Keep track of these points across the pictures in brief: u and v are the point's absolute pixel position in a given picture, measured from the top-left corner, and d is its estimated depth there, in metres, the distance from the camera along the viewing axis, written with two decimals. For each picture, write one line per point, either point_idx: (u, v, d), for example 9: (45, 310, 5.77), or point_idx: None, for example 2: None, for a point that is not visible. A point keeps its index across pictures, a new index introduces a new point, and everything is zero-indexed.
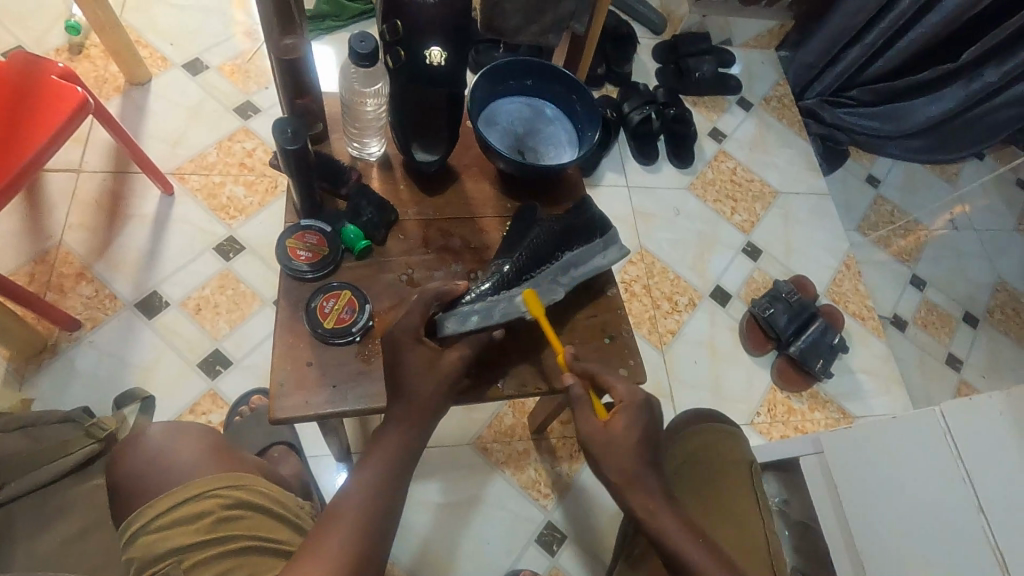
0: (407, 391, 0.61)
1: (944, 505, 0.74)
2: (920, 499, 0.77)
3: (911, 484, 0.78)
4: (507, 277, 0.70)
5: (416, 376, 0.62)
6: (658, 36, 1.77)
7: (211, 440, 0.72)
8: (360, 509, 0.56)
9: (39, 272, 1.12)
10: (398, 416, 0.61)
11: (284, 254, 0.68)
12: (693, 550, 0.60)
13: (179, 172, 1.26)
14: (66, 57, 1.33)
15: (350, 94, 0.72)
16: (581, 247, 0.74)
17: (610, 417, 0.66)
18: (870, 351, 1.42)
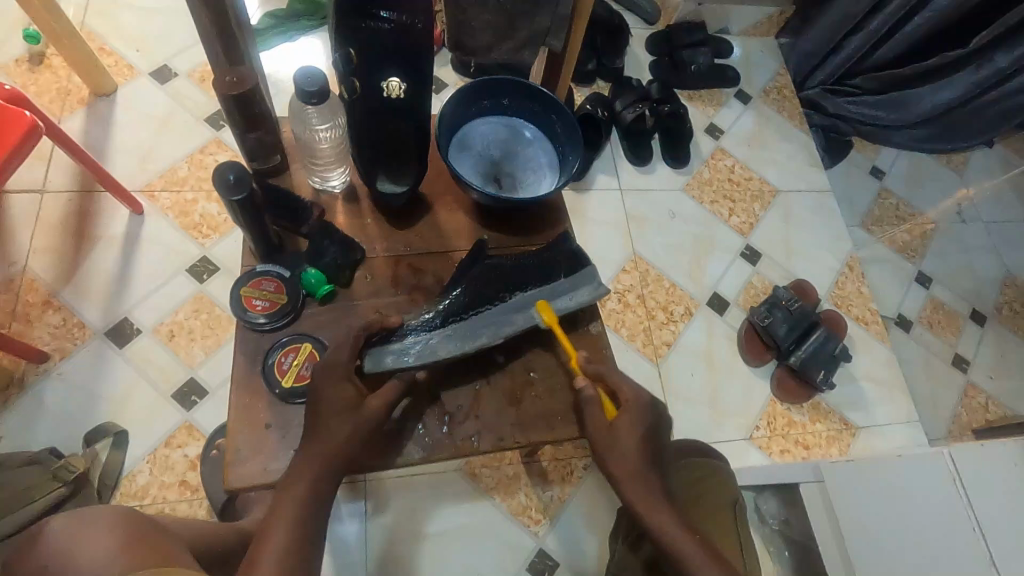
0: (321, 435, 0.57)
1: None
2: None
3: None
4: (448, 312, 0.66)
5: (331, 419, 0.57)
6: (651, 26, 1.69)
7: (127, 522, 0.59)
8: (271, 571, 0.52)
9: (3, 301, 1.06)
10: (307, 463, 0.56)
11: (239, 304, 0.63)
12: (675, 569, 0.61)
13: (149, 189, 1.20)
14: (26, 68, 1.26)
15: (303, 130, 0.66)
16: (539, 288, 0.69)
17: (616, 417, 0.66)
18: (873, 357, 1.37)
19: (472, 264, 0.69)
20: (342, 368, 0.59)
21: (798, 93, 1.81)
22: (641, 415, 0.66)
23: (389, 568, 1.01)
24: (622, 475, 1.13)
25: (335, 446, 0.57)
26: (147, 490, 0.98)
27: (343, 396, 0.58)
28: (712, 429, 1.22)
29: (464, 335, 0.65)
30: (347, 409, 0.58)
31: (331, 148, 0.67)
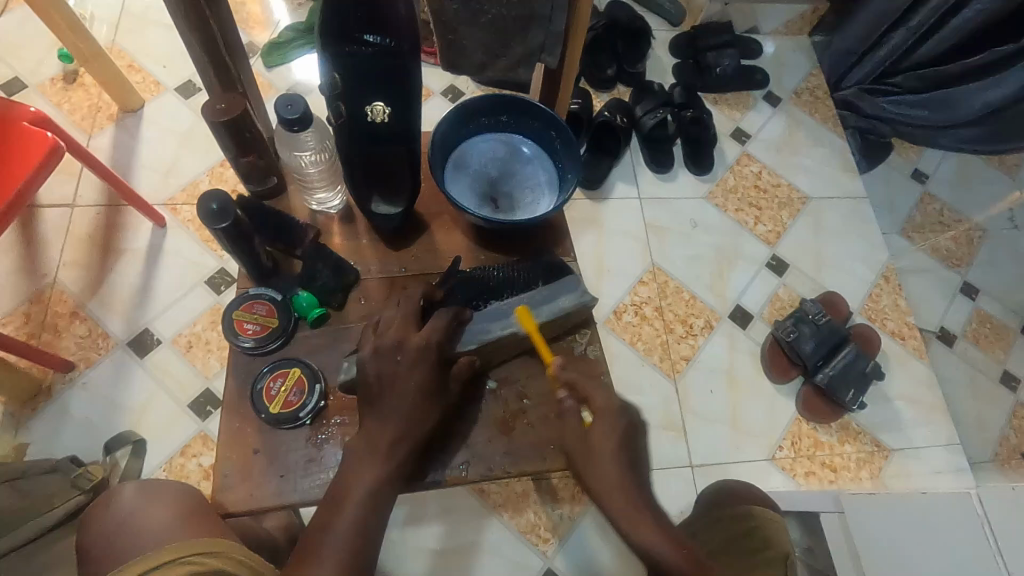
0: (402, 414, 0.57)
1: None
2: None
3: None
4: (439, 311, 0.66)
5: (412, 398, 0.58)
6: (676, 28, 1.64)
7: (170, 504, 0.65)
8: (343, 543, 0.51)
9: (34, 312, 1.11)
10: (374, 432, 0.56)
11: (231, 328, 0.63)
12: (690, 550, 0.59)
13: (172, 202, 1.23)
14: (61, 87, 1.31)
15: (289, 158, 0.65)
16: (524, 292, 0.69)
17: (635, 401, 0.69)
18: (910, 375, 1.29)
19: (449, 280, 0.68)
20: (433, 353, 0.60)
21: (834, 94, 1.72)
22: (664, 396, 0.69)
23: None
24: None
25: (411, 427, 0.57)
26: None
27: (429, 378, 0.59)
28: (731, 449, 1.17)
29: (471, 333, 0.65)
30: (426, 393, 0.59)
31: (319, 173, 0.67)
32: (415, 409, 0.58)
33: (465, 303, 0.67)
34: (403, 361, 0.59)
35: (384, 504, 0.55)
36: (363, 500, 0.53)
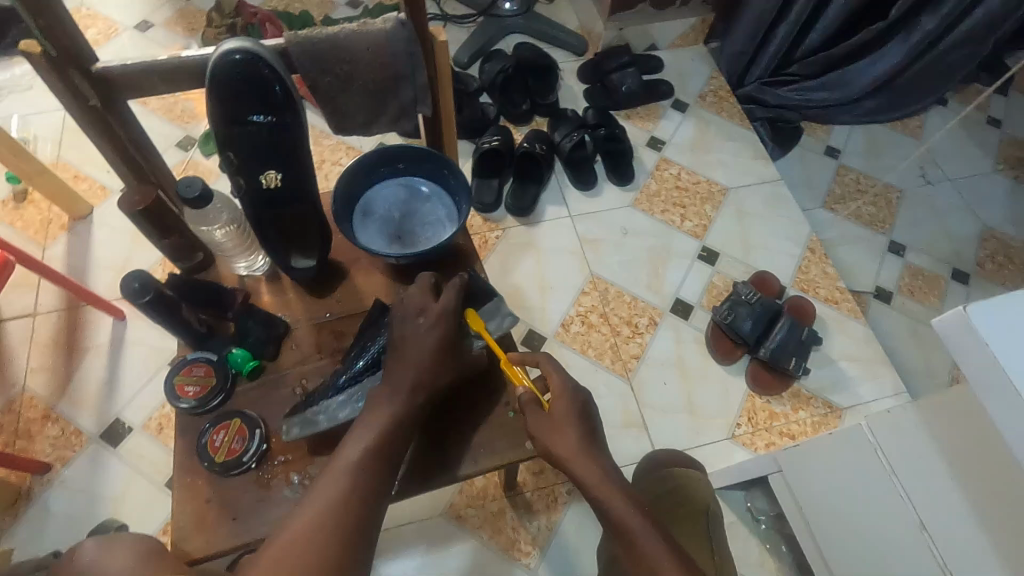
0: (384, 432, 0.62)
1: (877, 503, 0.69)
2: (864, 506, 0.71)
3: (842, 480, 0.75)
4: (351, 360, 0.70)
5: (392, 418, 0.63)
6: (581, 57, 1.77)
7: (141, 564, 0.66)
8: (318, 514, 0.55)
9: (6, 421, 1.15)
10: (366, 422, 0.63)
11: (173, 393, 0.69)
12: (630, 518, 0.64)
13: (128, 295, 1.30)
14: (12, 206, 1.39)
15: (200, 231, 0.72)
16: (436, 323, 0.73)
17: (550, 405, 0.72)
18: (849, 335, 1.36)
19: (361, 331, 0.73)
20: (419, 374, 0.66)
21: (736, 91, 1.82)
22: (572, 402, 0.72)
23: None
24: None
25: (398, 419, 0.63)
26: None
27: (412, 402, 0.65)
28: (692, 435, 1.22)
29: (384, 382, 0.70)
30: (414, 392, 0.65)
31: (229, 235, 0.74)
32: (392, 427, 0.63)
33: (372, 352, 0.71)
34: (388, 387, 0.65)
35: (357, 510, 0.57)
36: (332, 503, 0.56)
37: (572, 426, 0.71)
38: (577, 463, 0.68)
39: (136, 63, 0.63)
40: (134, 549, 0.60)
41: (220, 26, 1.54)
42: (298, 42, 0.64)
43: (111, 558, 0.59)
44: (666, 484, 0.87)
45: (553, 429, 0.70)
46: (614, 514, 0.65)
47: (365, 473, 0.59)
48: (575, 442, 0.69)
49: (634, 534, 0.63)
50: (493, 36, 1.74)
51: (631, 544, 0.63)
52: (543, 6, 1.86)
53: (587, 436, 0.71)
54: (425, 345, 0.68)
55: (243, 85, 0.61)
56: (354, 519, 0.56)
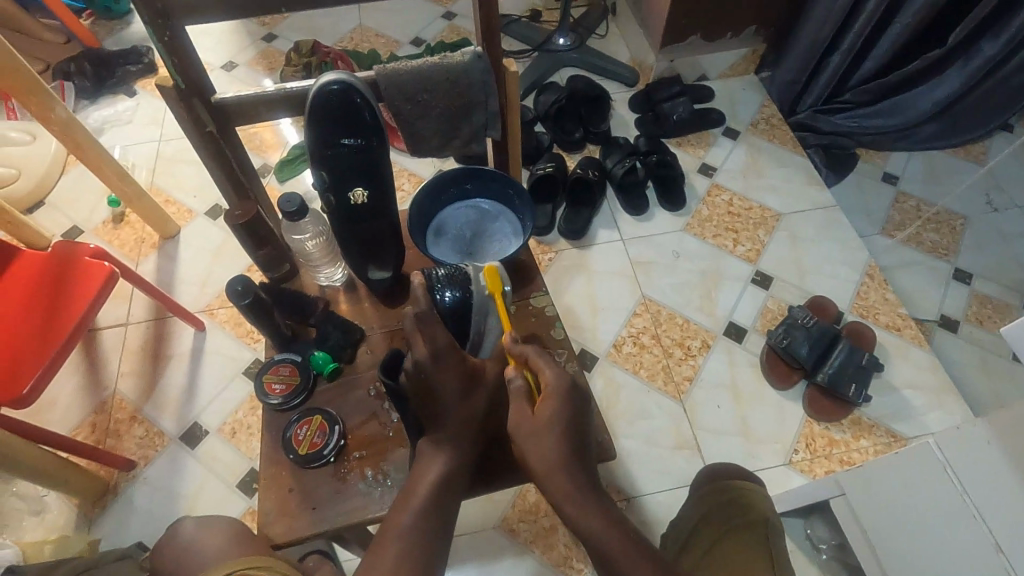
0: (436, 486, 0.65)
1: (946, 520, 0.69)
2: (931, 523, 0.71)
3: (905, 500, 0.74)
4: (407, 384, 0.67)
5: (441, 472, 0.66)
6: (632, 88, 1.83)
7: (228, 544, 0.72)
8: (404, 536, 0.60)
9: (99, 422, 1.26)
10: (437, 445, 0.67)
11: (262, 389, 0.75)
12: (602, 532, 0.64)
13: (209, 308, 1.40)
14: (111, 227, 1.54)
15: (293, 243, 0.79)
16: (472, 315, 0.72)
17: (539, 405, 0.68)
18: (913, 363, 1.32)
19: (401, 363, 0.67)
20: (461, 421, 0.68)
21: (789, 118, 1.83)
22: (565, 399, 0.68)
23: None
24: (655, 515, 1.15)
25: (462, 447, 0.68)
26: None
27: (459, 448, 0.68)
28: (748, 460, 1.21)
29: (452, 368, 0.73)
30: (472, 420, 0.69)
31: (317, 246, 0.81)
32: (443, 482, 0.65)
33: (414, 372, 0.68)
34: (435, 439, 0.68)
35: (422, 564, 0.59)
36: (400, 558, 0.58)
37: (555, 436, 0.66)
38: (552, 478, 0.66)
39: (247, 95, 0.71)
40: (225, 531, 0.68)
41: (297, 64, 1.68)
42: (387, 75, 0.72)
43: (207, 535, 0.67)
44: (722, 499, 0.86)
45: (534, 439, 0.67)
46: (592, 531, 0.64)
47: (424, 526, 0.61)
48: (553, 453, 0.66)
49: (615, 555, 0.63)
50: (547, 69, 1.82)
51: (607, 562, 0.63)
52: (595, 41, 1.94)
53: (573, 442, 0.67)
54: (457, 387, 0.67)
55: (340, 112, 0.68)
56: (432, 542, 0.61)
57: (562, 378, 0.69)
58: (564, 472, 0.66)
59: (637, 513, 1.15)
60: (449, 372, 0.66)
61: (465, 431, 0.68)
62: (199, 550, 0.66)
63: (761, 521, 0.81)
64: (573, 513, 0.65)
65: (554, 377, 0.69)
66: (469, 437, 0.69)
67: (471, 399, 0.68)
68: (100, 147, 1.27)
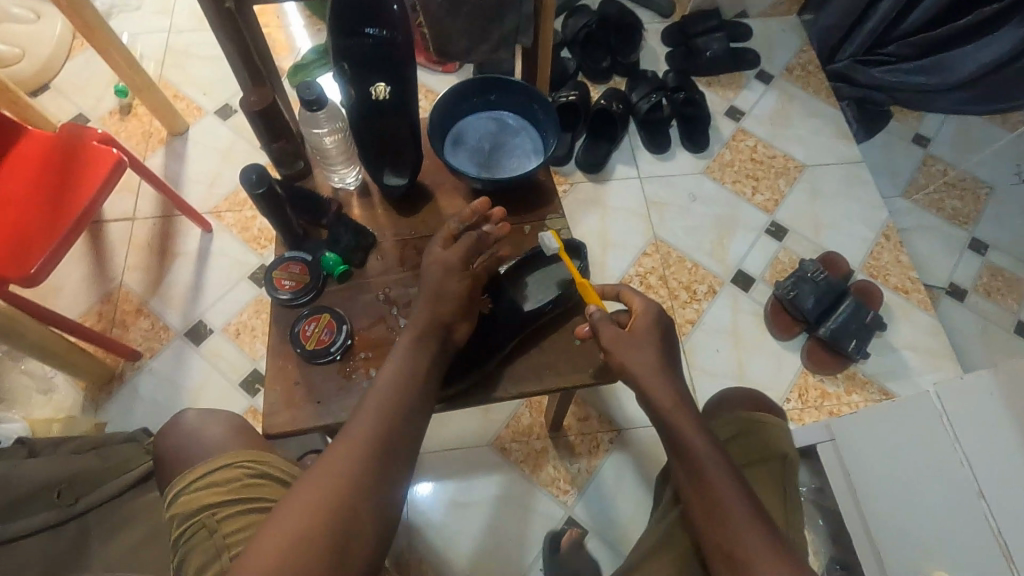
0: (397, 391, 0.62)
1: (935, 469, 0.75)
2: (919, 472, 0.77)
3: (896, 447, 0.80)
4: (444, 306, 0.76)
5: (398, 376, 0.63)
6: (667, 19, 1.73)
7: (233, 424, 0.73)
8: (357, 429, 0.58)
9: (105, 311, 1.27)
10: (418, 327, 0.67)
11: (271, 284, 0.75)
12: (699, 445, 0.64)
13: (216, 210, 1.39)
14: (118, 118, 1.50)
15: (310, 136, 0.76)
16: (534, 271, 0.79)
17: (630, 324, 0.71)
18: (915, 325, 1.33)
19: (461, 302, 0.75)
20: (426, 330, 0.67)
21: (827, 67, 1.75)
22: (655, 323, 0.71)
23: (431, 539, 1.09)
24: (645, 446, 1.18)
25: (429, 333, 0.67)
26: None
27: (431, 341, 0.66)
28: None
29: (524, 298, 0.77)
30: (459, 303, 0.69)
31: (336, 143, 0.78)
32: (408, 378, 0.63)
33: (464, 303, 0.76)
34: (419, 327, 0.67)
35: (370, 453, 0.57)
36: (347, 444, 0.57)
37: (652, 343, 0.70)
38: (654, 381, 0.68)
39: None
40: (225, 423, 0.70)
41: None
42: None
43: (207, 425, 0.69)
44: (740, 433, 0.82)
45: (636, 348, 0.70)
46: (691, 443, 0.64)
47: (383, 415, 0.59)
48: (652, 359, 0.69)
49: (710, 473, 0.62)
50: None
51: (703, 480, 0.62)
52: None
53: (651, 326, 0.71)
54: (447, 300, 0.68)
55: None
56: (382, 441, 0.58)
57: (653, 305, 0.73)
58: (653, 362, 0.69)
59: (627, 445, 1.18)
60: (452, 285, 0.68)
61: (432, 342, 0.67)
62: (199, 434, 0.69)
63: (778, 457, 0.79)
64: (673, 417, 0.66)
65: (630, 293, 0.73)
66: (433, 351, 0.66)
67: (454, 321, 0.68)
68: (108, 29, 1.22)
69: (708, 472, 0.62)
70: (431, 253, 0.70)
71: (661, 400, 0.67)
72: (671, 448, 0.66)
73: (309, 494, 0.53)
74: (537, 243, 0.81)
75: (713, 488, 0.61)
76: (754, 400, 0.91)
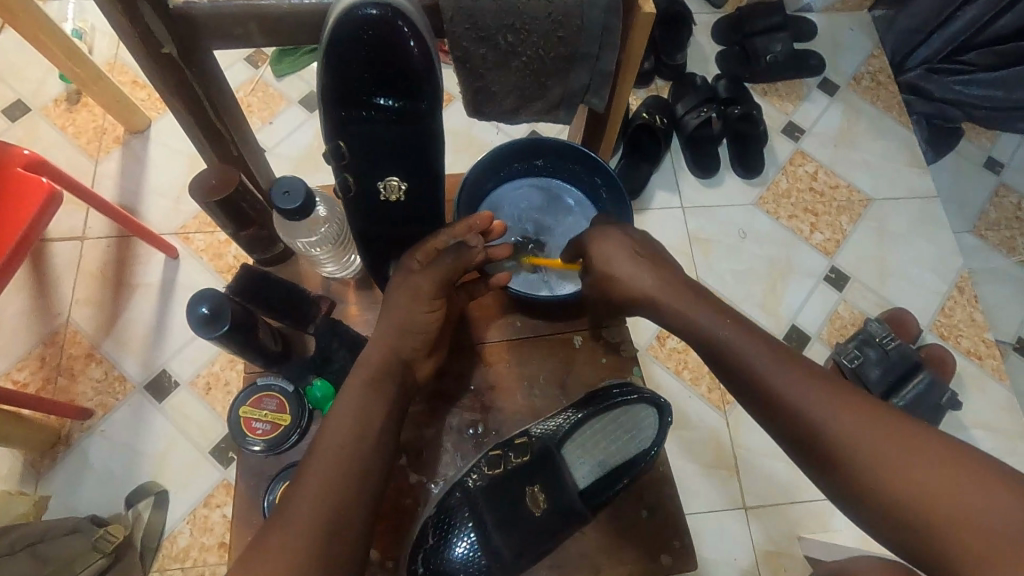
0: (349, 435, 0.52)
1: None
2: None
3: None
4: (473, 486, 0.58)
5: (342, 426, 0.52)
6: (719, 9, 1.47)
7: None
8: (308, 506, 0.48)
9: (49, 355, 1.07)
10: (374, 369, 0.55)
11: (238, 427, 0.56)
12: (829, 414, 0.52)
13: (184, 231, 1.17)
14: (64, 108, 1.25)
15: (289, 235, 0.56)
16: (595, 424, 0.61)
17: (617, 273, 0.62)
18: (988, 399, 1.17)
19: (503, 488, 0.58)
20: (382, 369, 0.55)
21: (897, 77, 1.48)
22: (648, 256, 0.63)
23: None
24: None
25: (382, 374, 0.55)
26: (188, 552, 0.97)
27: (380, 392, 0.55)
28: (793, 490, 1.05)
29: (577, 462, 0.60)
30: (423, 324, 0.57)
31: (324, 251, 0.59)
32: (358, 427, 0.52)
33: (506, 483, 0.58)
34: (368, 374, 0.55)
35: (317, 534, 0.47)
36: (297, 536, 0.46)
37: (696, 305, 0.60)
38: (750, 356, 0.57)
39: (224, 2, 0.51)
40: None
41: None
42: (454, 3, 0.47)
43: None
44: None
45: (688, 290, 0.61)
46: (814, 419, 0.53)
47: (331, 475, 0.50)
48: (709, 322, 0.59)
49: (849, 443, 0.51)
50: None
51: (844, 459, 0.51)
52: None
53: (661, 267, 0.62)
54: (414, 333, 0.57)
55: (376, 61, 0.45)
56: (334, 507, 0.48)
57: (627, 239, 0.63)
58: (698, 312, 0.60)
59: None
60: (421, 315, 0.57)
61: (390, 382, 0.55)
62: None
63: None
64: (783, 390, 0.54)
65: (616, 245, 0.62)
66: (391, 391, 0.55)
67: (419, 357, 0.58)
68: (38, 9, 0.96)
69: (840, 432, 0.51)
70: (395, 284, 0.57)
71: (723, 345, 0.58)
72: (782, 432, 0.55)
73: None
74: (586, 363, 0.66)
75: (856, 462, 0.50)
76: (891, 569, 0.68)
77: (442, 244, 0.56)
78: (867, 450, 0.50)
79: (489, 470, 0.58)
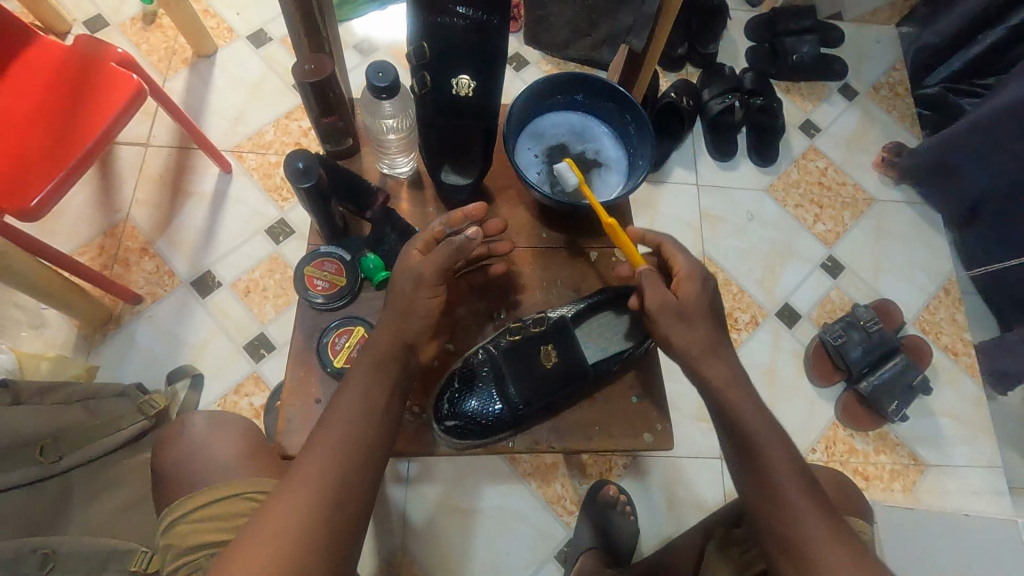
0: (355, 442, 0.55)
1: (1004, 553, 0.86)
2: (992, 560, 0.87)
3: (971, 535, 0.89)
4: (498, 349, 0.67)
5: (353, 407, 0.57)
6: (754, 8, 1.56)
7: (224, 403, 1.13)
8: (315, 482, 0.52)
9: (107, 244, 1.18)
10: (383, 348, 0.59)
11: (302, 283, 0.66)
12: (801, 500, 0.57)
13: (238, 150, 1.27)
14: (140, 27, 1.35)
15: (374, 117, 0.68)
16: (600, 318, 0.71)
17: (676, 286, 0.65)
18: (958, 393, 1.26)
19: (513, 375, 0.66)
20: (388, 351, 0.59)
21: (915, 92, 1.53)
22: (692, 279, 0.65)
23: (421, 535, 1.06)
24: (659, 477, 1.13)
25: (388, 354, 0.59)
26: None
27: (383, 374, 0.59)
28: None
29: (587, 345, 0.69)
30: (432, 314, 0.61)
31: (397, 140, 0.71)
32: (366, 411, 0.57)
33: (516, 369, 0.66)
34: (377, 356, 0.59)
35: (313, 513, 0.51)
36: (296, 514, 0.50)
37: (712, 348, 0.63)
38: (751, 418, 0.60)
39: None
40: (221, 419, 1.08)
41: None
42: None
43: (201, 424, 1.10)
44: None
45: (683, 322, 0.63)
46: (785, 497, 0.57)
47: (339, 461, 0.54)
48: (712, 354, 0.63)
49: (810, 535, 0.55)
50: None
51: (796, 547, 0.56)
52: None
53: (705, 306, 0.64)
54: (417, 316, 0.60)
55: None
56: (335, 486, 0.53)
57: (695, 267, 0.66)
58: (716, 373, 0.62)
59: (640, 474, 1.12)
60: (423, 300, 0.60)
61: (394, 364, 0.60)
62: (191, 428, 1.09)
63: None
64: (769, 462, 0.59)
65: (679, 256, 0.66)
66: (395, 372, 0.59)
67: (422, 340, 0.61)
68: None
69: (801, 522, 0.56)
70: (406, 259, 0.62)
71: (738, 411, 0.61)
72: (749, 499, 0.60)
73: (246, 565, 0.47)
74: (600, 277, 0.74)
75: (806, 549, 0.55)
76: (831, 483, 0.80)
77: (440, 230, 0.62)
78: (824, 551, 0.55)
79: (509, 338, 0.68)
